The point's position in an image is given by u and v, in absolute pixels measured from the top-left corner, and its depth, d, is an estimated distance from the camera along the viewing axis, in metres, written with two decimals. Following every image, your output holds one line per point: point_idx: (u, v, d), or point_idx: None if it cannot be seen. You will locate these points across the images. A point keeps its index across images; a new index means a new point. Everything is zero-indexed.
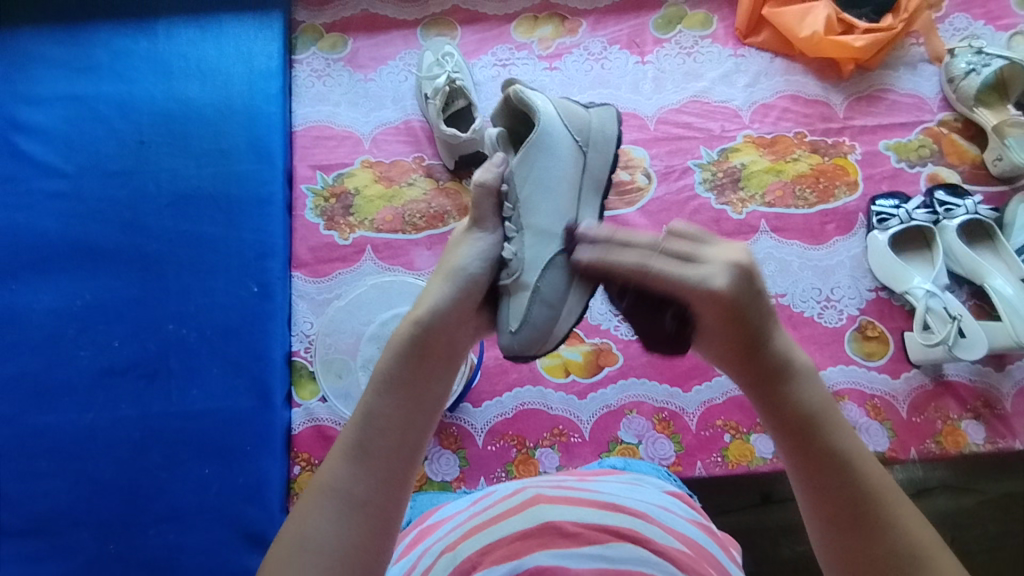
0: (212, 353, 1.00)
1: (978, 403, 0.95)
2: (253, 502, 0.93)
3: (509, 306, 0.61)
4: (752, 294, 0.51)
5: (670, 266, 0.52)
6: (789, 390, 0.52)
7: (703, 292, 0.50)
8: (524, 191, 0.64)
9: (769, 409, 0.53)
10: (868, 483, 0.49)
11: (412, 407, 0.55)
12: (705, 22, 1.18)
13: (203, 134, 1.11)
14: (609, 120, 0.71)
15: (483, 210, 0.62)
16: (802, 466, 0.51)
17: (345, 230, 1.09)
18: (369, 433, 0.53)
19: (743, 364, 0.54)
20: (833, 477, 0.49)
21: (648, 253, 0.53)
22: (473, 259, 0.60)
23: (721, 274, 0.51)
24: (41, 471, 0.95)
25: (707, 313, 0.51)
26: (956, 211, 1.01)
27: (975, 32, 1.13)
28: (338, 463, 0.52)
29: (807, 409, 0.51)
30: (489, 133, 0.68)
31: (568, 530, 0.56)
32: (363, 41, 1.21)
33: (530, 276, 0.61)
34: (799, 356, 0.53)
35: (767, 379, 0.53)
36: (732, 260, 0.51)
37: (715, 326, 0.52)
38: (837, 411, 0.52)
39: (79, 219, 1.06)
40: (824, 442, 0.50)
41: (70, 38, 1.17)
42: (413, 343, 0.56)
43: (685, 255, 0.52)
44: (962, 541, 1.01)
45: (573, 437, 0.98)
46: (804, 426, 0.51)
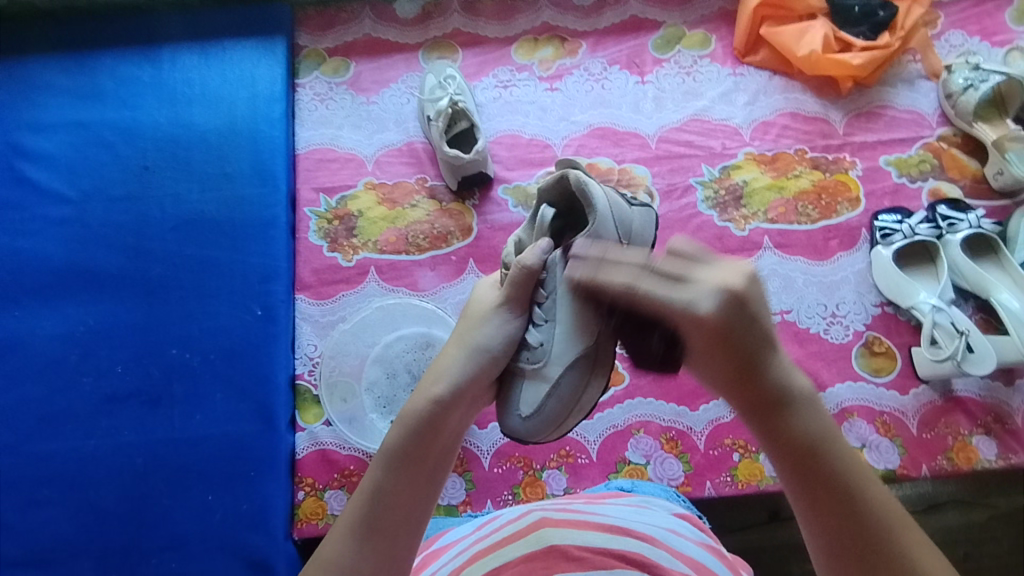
0: (216, 378, 0.99)
1: (989, 418, 0.95)
2: (257, 529, 0.92)
3: (523, 390, 0.62)
4: (743, 321, 0.49)
5: (656, 287, 0.51)
6: (790, 422, 0.50)
7: (689, 317, 0.49)
8: (560, 284, 0.62)
9: (770, 441, 0.50)
10: (875, 512, 0.47)
11: (421, 483, 0.54)
12: (703, 42, 1.19)
13: (207, 159, 1.12)
14: (648, 229, 0.72)
15: (522, 292, 0.61)
16: (804, 493, 0.49)
17: (349, 252, 1.09)
18: (377, 510, 0.52)
19: (738, 393, 0.51)
20: (841, 513, 0.48)
21: (638, 273, 0.53)
22: (495, 339, 0.61)
23: (708, 299, 0.49)
24: (42, 499, 0.93)
25: (694, 337, 0.50)
26: (959, 226, 1.02)
27: (971, 49, 1.14)
28: (344, 539, 0.52)
29: (807, 440, 0.49)
30: (541, 211, 0.66)
31: (573, 554, 0.56)
32: (365, 65, 1.22)
33: (552, 369, 0.62)
34: (799, 381, 0.51)
35: (764, 409, 0.50)
36: (721, 283, 0.49)
37: (705, 352, 0.51)
38: (840, 441, 0.50)
39: (82, 244, 1.06)
40: (830, 472, 0.48)
41: (76, 65, 1.19)
42: (425, 419, 0.55)
43: (674, 276, 0.51)
44: (976, 557, 1.00)
45: (580, 459, 0.97)
46: (806, 462, 0.49)
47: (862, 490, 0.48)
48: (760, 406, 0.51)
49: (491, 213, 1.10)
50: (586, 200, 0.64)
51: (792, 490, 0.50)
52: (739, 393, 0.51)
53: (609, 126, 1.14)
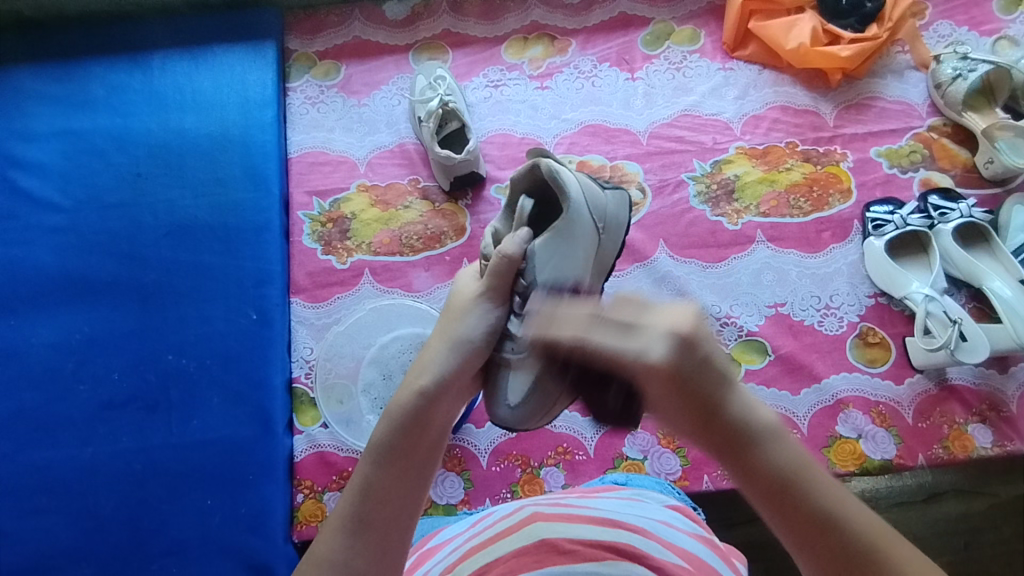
0: (212, 383, 1.00)
1: (984, 407, 0.95)
2: (256, 532, 0.92)
3: (510, 380, 0.61)
4: (694, 362, 0.50)
5: (608, 337, 0.52)
6: (758, 456, 0.49)
7: (640, 366, 0.50)
8: (540, 273, 0.62)
9: (744, 483, 0.50)
10: (858, 538, 0.46)
11: (411, 476, 0.54)
12: (693, 37, 1.19)
13: (199, 165, 1.12)
14: (614, 207, 0.77)
15: (504, 281, 0.61)
16: (788, 530, 0.48)
17: (343, 254, 1.09)
18: (368, 506, 0.52)
19: (704, 436, 0.51)
20: (824, 544, 0.47)
21: (585, 328, 0.54)
22: (478, 329, 0.60)
23: (657, 344, 0.50)
24: (41, 507, 0.94)
25: (650, 385, 0.51)
26: (951, 215, 1.02)
27: (959, 39, 1.14)
28: (335, 537, 0.52)
29: (778, 473, 0.48)
30: (521, 204, 0.66)
31: (563, 547, 0.56)
32: (356, 67, 1.22)
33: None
34: (762, 415, 0.50)
35: (732, 447, 0.50)
36: (670, 327, 0.50)
37: (663, 395, 0.51)
38: (814, 468, 0.49)
39: (77, 252, 1.07)
40: (807, 503, 0.48)
41: (66, 74, 1.19)
42: (413, 414, 0.55)
43: (625, 324, 0.52)
44: (976, 546, 1.00)
45: (578, 455, 0.97)
46: (781, 496, 0.48)
47: (841, 514, 0.47)
48: (726, 443, 0.50)
49: (484, 212, 1.10)
50: (559, 188, 0.66)
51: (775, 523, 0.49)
52: (703, 432, 0.51)
53: (600, 123, 1.14)
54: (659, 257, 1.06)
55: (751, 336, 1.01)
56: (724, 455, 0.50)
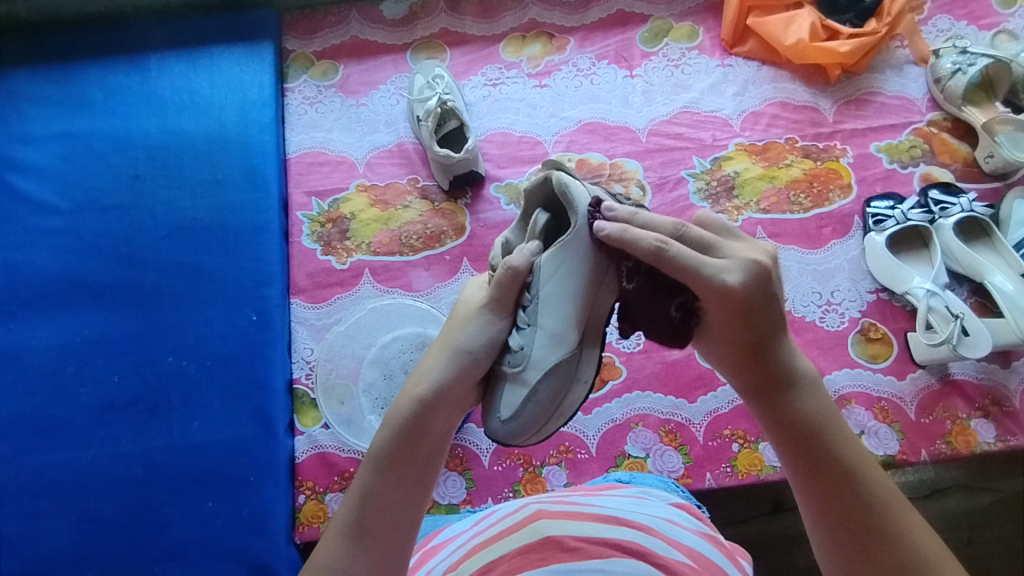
0: (213, 384, 0.99)
1: (986, 401, 0.95)
2: (258, 534, 0.91)
3: (505, 393, 0.60)
4: (762, 296, 0.52)
5: (687, 252, 0.52)
6: (791, 400, 0.52)
7: (717, 284, 0.51)
8: (543, 289, 0.60)
9: (772, 419, 0.53)
10: (870, 489, 0.50)
11: (411, 484, 0.54)
12: (691, 34, 1.19)
13: (198, 166, 1.12)
14: (650, 223, 0.65)
15: (508, 292, 0.59)
16: (805, 469, 0.51)
17: (343, 254, 1.09)
18: (368, 513, 0.53)
19: (745, 373, 0.54)
20: (840, 489, 0.50)
21: (667, 236, 0.53)
22: (478, 340, 0.59)
23: (734, 270, 0.51)
24: (42, 510, 0.93)
25: (717, 306, 0.52)
26: (952, 209, 1.02)
27: (958, 33, 1.14)
28: (336, 543, 0.52)
29: (810, 416, 0.52)
30: (534, 218, 0.63)
31: (569, 545, 0.56)
32: (354, 67, 1.22)
33: (532, 375, 0.60)
34: (801, 364, 0.54)
35: (768, 387, 0.53)
36: (750, 258, 0.52)
37: (723, 321, 0.53)
38: (838, 420, 0.53)
39: (75, 255, 1.06)
40: (828, 448, 0.51)
41: (64, 77, 1.18)
42: (410, 420, 0.55)
43: (706, 242, 0.52)
44: (979, 542, 1.00)
45: (580, 454, 0.97)
46: (807, 438, 0.51)
47: (856, 466, 0.51)
48: (765, 382, 0.53)
49: (484, 211, 1.10)
50: (568, 201, 0.60)
51: (792, 466, 0.52)
52: (746, 368, 0.54)
53: (599, 120, 1.14)
54: None
55: None
56: (757, 394, 0.54)
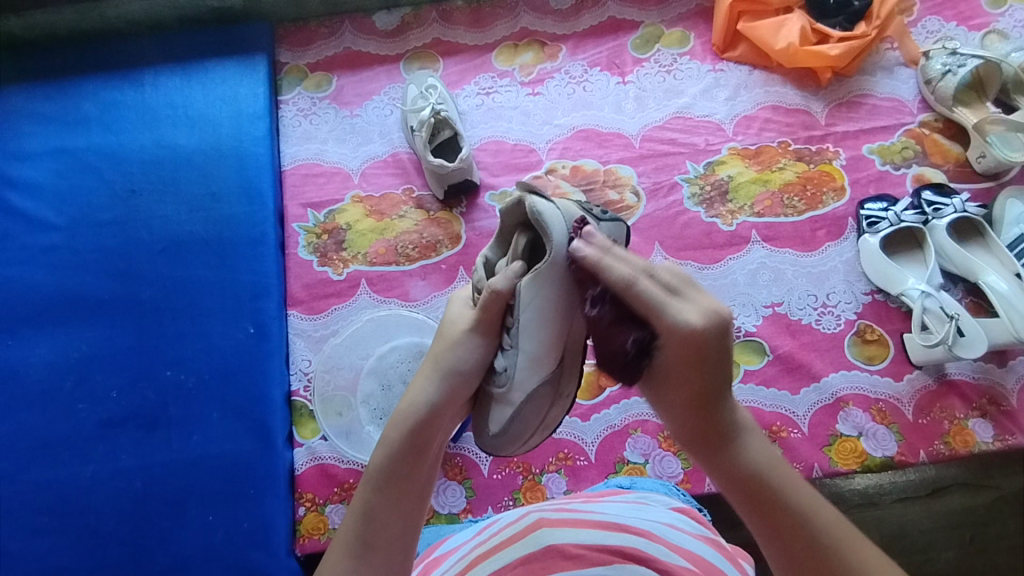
0: (212, 398, 0.99)
1: (984, 401, 0.95)
2: (259, 546, 0.91)
3: (493, 411, 0.63)
4: (719, 340, 0.50)
5: (654, 290, 0.52)
6: (735, 456, 0.52)
7: (677, 327, 0.50)
8: (524, 318, 0.59)
9: (720, 475, 0.53)
10: (829, 539, 0.49)
11: (410, 497, 0.55)
12: (682, 40, 1.19)
13: (193, 180, 1.12)
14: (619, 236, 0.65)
15: (491, 315, 0.60)
16: (757, 518, 0.51)
17: (339, 265, 1.09)
18: (371, 529, 0.53)
19: (691, 425, 0.54)
20: (799, 541, 0.49)
21: (638, 271, 0.53)
22: (468, 361, 0.60)
23: (696, 314, 0.50)
24: (42, 527, 0.93)
25: (674, 352, 0.51)
26: (945, 210, 1.02)
27: (948, 34, 1.15)
28: (340, 560, 0.53)
29: (756, 473, 0.51)
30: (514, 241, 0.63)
31: (571, 553, 0.57)
32: (347, 78, 1.22)
33: (516, 395, 0.61)
34: (744, 421, 0.54)
35: (714, 443, 0.53)
36: (710, 308, 0.51)
37: (676, 365, 0.52)
38: (790, 470, 0.53)
39: (72, 271, 1.06)
40: (778, 500, 0.50)
41: (59, 93, 1.19)
42: (411, 438, 0.56)
43: (672, 286, 0.52)
44: (983, 540, 0.99)
45: (579, 461, 0.97)
46: (756, 491, 0.51)
47: (810, 514, 0.50)
48: (710, 438, 0.53)
49: (479, 220, 1.10)
50: (541, 225, 0.58)
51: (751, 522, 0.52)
52: (693, 418, 0.53)
53: (592, 127, 1.15)
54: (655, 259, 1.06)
55: (748, 336, 1.01)
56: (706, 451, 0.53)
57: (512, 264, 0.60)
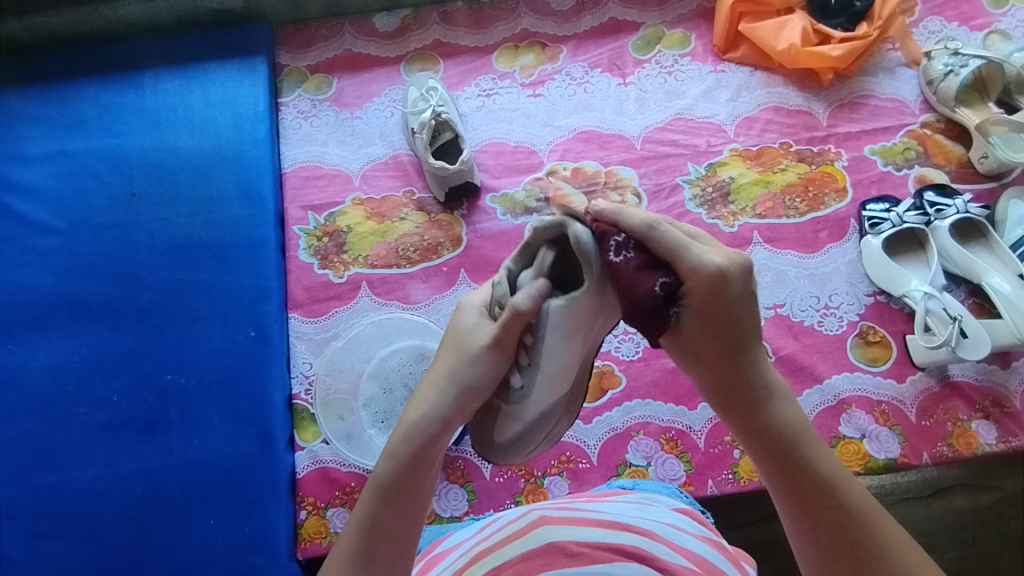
0: (213, 402, 0.99)
1: (987, 402, 0.95)
2: (260, 551, 0.91)
3: (504, 425, 0.61)
4: (742, 290, 0.52)
5: (676, 234, 0.52)
6: (763, 409, 0.53)
7: (703, 271, 0.51)
8: (547, 339, 0.56)
9: (747, 427, 0.54)
10: (848, 498, 0.51)
11: (413, 509, 0.54)
12: (683, 41, 1.19)
13: (193, 183, 1.12)
14: None
15: (513, 338, 0.56)
16: (778, 470, 0.53)
17: (340, 268, 1.09)
18: (374, 541, 0.52)
19: (720, 377, 0.54)
20: (819, 493, 0.51)
21: (659, 219, 0.53)
22: (488, 378, 0.57)
23: (720, 259, 0.52)
24: (44, 531, 0.93)
25: (701, 296, 0.52)
26: (947, 211, 1.02)
27: (950, 34, 1.14)
28: (345, 570, 0.52)
29: (781, 425, 0.53)
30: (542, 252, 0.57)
31: (572, 550, 0.56)
32: (348, 80, 1.22)
33: (530, 411, 0.60)
34: (771, 374, 0.55)
35: (742, 399, 0.54)
36: (736, 257, 0.52)
37: (702, 315, 0.53)
38: (812, 431, 0.54)
39: (72, 275, 1.06)
40: (802, 455, 0.52)
41: (59, 96, 1.19)
42: (418, 449, 0.54)
43: (691, 237, 0.53)
44: (984, 539, 0.99)
45: (581, 463, 0.97)
46: (781, 443, 0.52)
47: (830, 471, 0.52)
48: (737, 392, 0.54)
49: (480, 222, 1.10)
50: (580, 252, 0.55)
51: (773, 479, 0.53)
52: (723, 374, 0.54)
53: (593, 129, 1.14)
54: None
55: None
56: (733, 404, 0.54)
57: (537, 281, 0.56)
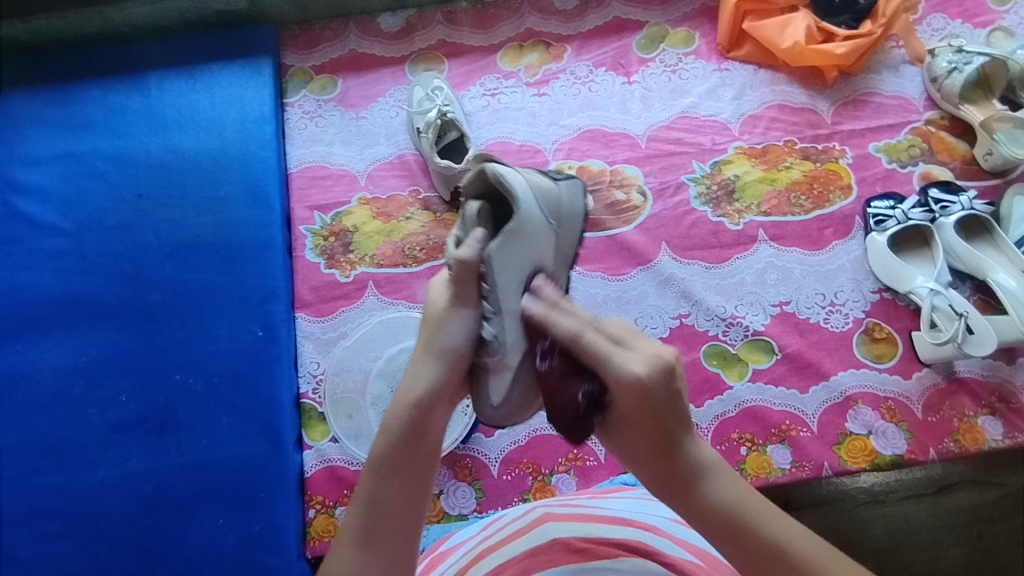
0: (221, 402, 0.99)
1: (992, 398, 0.95)
2: (270, 549, 0.91)
3: (491, 380, 0.59)
4: (666, 389, 0.51)
5: (600, 342, 0.53)
6: (703, 496, 0.51)
7: (622, 378, 0.51)
8: (502, 276, 0.56)
9: (696, 520, 0.52)
10: (808, 561, 0.48)
11: (413, 486, 0.54)
12: (687, 39, 1.20)
13: (200, 183, 1.12)
14: (575, 199, 0.70)
15: (464, 288, 0.57)
16: (739, 558, 0.50)
17: (347, 267, 1.09)
18: (374, 518, 0.53)
19: (660, 468, 0.53)
20: (779, 573, 0.48)
21: (583, 325, 0.54)
22: (461, 337, 0.57)
23: (638, 362, 0.51)
24: (53, 531, 0.93)
25: (625, 401, 0.52)
26: (953, 208, 1.02)
27: (953, 32, 1.15)
28: (346, 551, 0.53)
29: (726, 507, 0.51)
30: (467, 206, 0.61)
31: (576, 546, 0.57)
32: (353, 81, 1.22)
33: (514, 357, 0.58)
34: (709, 455, 0.53)
35: (680, 487, 0.52)
36: (655, 353, 0.52)
37: (630, 415, 0.53)
38: (759, 502, 0.51)
39: (80, 276, 1.06)
40: (755, 536, 0.49)
41: (65, 98, 1.19)
42: (410, 425, 0.55)
43: (616, 338, 0.53)
44: (989, 536, 0.98)
45: (589, 461, 0.97)
46: (730, 527, 0.50)
47: (787, 543, 0.49)
48: (675, 484, 0.52)
49: None
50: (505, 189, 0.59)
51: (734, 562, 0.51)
52: (657, 466, 0.53)
53: (598, 128, 1.15)
54: (662, 259, 1.06)
55: (757, 335, 1.00)
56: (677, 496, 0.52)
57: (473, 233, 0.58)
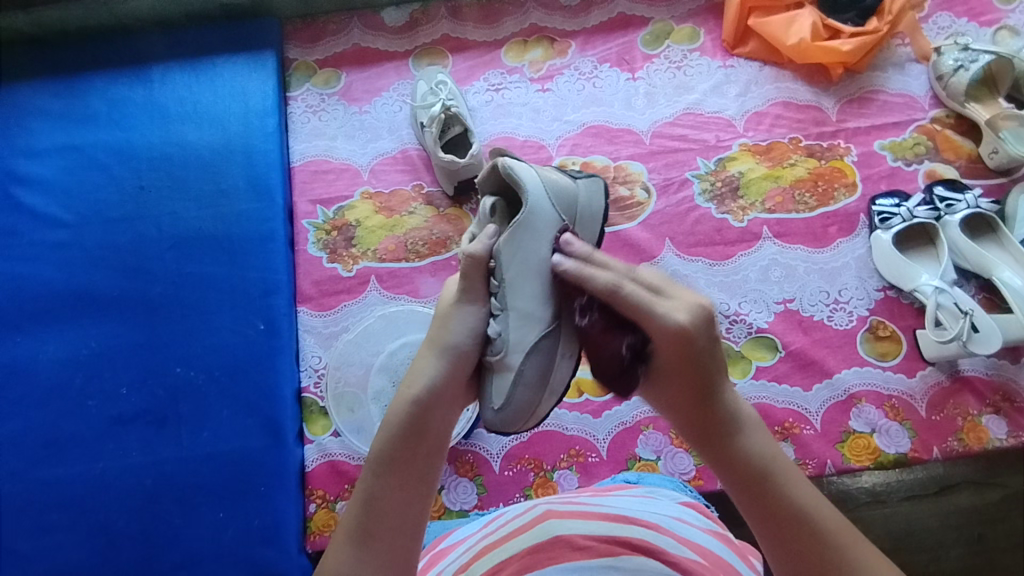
0: (222, 395, 0.99)
1: (997, 397, 0.95)
2: (270, 544, 0.91)
3: (493, 381, 0.60)
4: (707, 337, 0.53)
5: (640, 293, 0.54)
6: (735, 440, 0.54)
7: (666, 325, 0.53)
8: (508, 271, 0.59)
9: (722, 462, 0.54)
10: (823, 520, 0.51)
11: (411, 484, 0.54)
12: (692, 36, 1.19)
13: (202, 176, 1.12)
14: (595, 198, 0.68)
15: (472, 282, 0.60)
16: (757, 506, 0.52)
17: (349, 261, 1.09)
18: (371, 515, 0.53)
19: (695, 411, 0.55)
20: (795, 525, 0.51)
21: (620, 279, 0.55)
22: (464, 333, 0.59)
23: (682, 311, 0.53)
24: (52, 523, 0.93)
25: (667, 346, 0.54)
26: (958, 206, 1.02)
27: (959, 30, 1.15)
28: (341, 548, 0.53)
29: (756, 456, 0.53)
30: (483, 203, 0.64)
31: (579, 543, 0.57)
32: (356, 75, 1.22)
33: (515, 358, 0.59)
34: (744, 408, 0.56)
35: (714, 429, 0.54)
36: (694, 302, 0.54)
37: (671, 362, 0.54)
38: (783, 460, 0.54)
39: (81, 268, 1.06)
40: (778, 487, 0.52)
41: (68, 89, 1.19)
42: (409, 422, 0.55)
43: (654, 288, 0.54)
44: (990, 538, 0.98)
45: (590, 457, 0.97)
46: (756, 473, 0.53)
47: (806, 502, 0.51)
48: (711, 427, 0.55)
49: None
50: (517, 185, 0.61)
51: (751, 513, 0.53)
52: (693, 408, 0.55)
53: (602, 123, 1.14)
54: (665, 256, 1.05)
55: (760, 333, 1.00)
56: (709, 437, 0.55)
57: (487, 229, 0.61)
